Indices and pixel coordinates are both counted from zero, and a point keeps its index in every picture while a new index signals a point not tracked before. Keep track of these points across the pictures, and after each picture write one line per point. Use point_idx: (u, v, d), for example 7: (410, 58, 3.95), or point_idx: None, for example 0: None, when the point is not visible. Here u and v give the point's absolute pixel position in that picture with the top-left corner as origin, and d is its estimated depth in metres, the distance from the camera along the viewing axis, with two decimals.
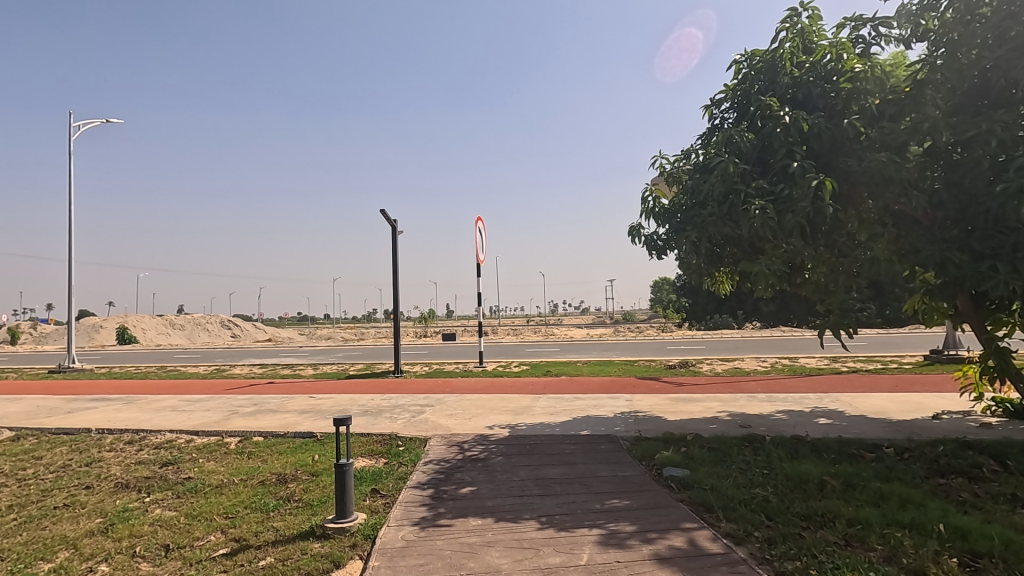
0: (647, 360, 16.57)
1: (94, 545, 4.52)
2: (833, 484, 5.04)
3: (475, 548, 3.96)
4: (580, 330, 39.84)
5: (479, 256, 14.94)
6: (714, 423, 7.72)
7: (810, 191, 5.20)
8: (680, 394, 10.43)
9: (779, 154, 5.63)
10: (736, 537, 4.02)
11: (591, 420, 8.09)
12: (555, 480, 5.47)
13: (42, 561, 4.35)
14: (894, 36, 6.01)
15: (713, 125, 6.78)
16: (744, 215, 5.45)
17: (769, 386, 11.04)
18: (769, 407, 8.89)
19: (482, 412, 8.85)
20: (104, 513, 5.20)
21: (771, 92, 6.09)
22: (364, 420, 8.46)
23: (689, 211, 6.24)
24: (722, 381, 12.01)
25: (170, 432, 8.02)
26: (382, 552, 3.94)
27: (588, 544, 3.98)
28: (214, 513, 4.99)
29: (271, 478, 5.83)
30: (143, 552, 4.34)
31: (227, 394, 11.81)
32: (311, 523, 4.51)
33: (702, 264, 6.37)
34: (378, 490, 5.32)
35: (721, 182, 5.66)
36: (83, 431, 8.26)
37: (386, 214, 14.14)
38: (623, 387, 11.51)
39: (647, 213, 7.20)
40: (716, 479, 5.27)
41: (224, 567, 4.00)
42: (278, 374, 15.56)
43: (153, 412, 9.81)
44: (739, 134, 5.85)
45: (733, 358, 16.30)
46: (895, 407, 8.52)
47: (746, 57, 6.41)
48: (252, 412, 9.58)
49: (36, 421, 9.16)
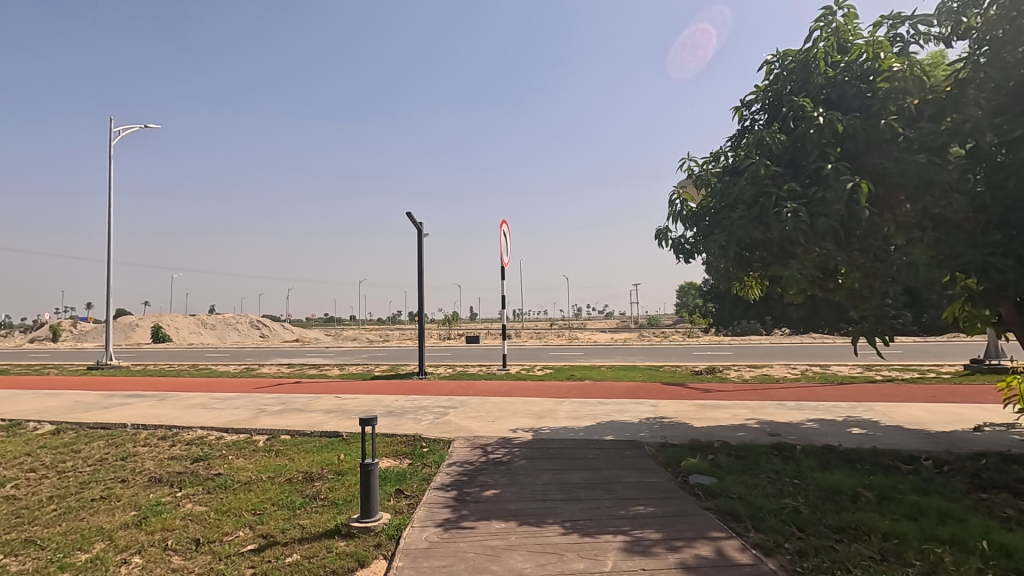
0: (673, 365, 16.38)
1: (129, 538, 4.64)
2: (867, 496, 4.88)
3: (497, 551, 3.94)
4: (603, 334, 39.63)
5: (503, 259, 14.96)
6: (742, 430, 7.59)
7: (844, 194, 5.04)
8: (707, 400, 10.25)
9: (812, 156, 5.50)
10: (766, 548, 3.91)
11: (615, 425, 8.01)
12: (578, 485, 5.43)
13: (79, 551, 4.49)
14: (934, 35, 5.82)
15: (743, 126, 6.64)
16: (775, 219, 5.34)
17: (798, 394, 10.78)
18: (800, 415, 8.66)
19: (506, 415, 8.88)
20: (139, 507, 5.35)
21: (804, 92, 6.01)
22: (388, 421, 8.52)
23: (718, 214, 6.15)
24: (750, 388, 11.79)
25: (201, 428, 8.22)
26: (406, 553, 3.95)
27: (612, 550, 3.93)
28: (243, 509, 5.09)
29: (297, 476, 5.92)
30: (175, 545, 4.45)
31: (255, 393, 12.01)
32: (337, 522, 4.56)
33: (730, 269, 6.25)
34: (402, 490, 5.36)
35: (751, 185, 5.62)
36: (119, 426, 8.53)
37: (413, 218, 14.39)
38: (648, 392, 11.40)
39: (675, 216, 7.05)
40: (745, 488, 5.15)
41: (252, 562, 4.07)
42: (306, 374, 15.87)
43: (184, 408, 10.09)
44: (771, 135, 5.77)
45: (762, 365, 15.94)
46: (932, 417, 8.23)
47: (779, 58, 6.30)
48: (279, 410, 9.75)
49: (76, 415, 9.51)
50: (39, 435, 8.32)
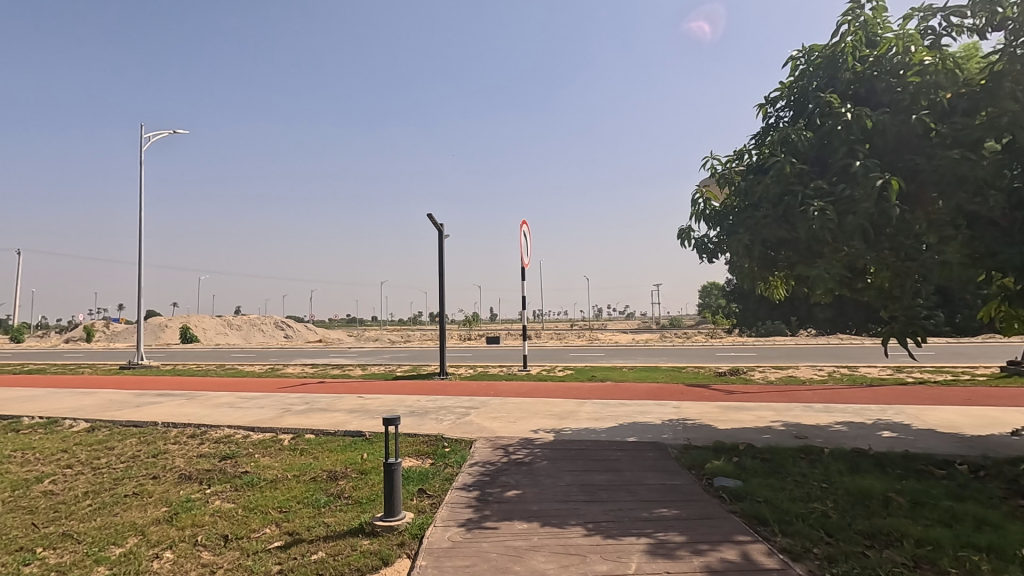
0: (695, 366, 16.19)
1: (160, 533, 4.77)
2: (899, 501, 4.76)
3: (520, 551, 3.95)
4: (625, 335, 39.33)
5: (524, 260, 14.97)
6: (767, 433, 7.46)
7: (874, 191, 4.93)
8: (731, 402, 10.11)
9: (840, 153, 5.37)
10: (794, 553, 3.84)
11: (637, 427, 7.95)
12: (601, 486, 5.40)
13: (113, 546, 4.62)
14: (967, 26, 5.65)
15: (768, 124, 6.54)
16: (801, 217, 5.23)
17: (825, 396, 10.55)
18: (827, 418, 8.48)
19: (527, 416, 8.88)
20: (169, 503, 5.48)
21: (831, 88, 5.89)
22: (410, 421, 8.59)
23: (742, 213, 6.07)
24: (775, 390, 11.58)
25: (229, 427, 8.39)
26: (429, 552, 3.98)
27: (636, 553, 3.90)
28: (270, 507, 5.18)
29: (322, 475, 6.00)
30: (204, 541, 4.55)
31: (280, 393, 12.21)
32: (361, 521, 4.61)
33: (755, 268, 6.15)
34: (424, 490, 5.39)
35: (776, 183, 5.54)
36: (150, 424, 8.76)
37: (434, 219, 14.52)
38: (670, 393, 11.29)
39: (697, 216, 6.94)
40: (771, 492, 5.06)
41: (279, 559, 4.14)
42: (329, 374, 16.09)
43: (212, 407, 10.31)
44: (797, 132, 5.65)
45: (787, 366, 15.65)
46: (967, 421, 7.98)
47: (804, 53, 6.18)
48: (303, 409, 9.90)
49: (109, 413, 9.80)
50: (74, 432, 8.59)
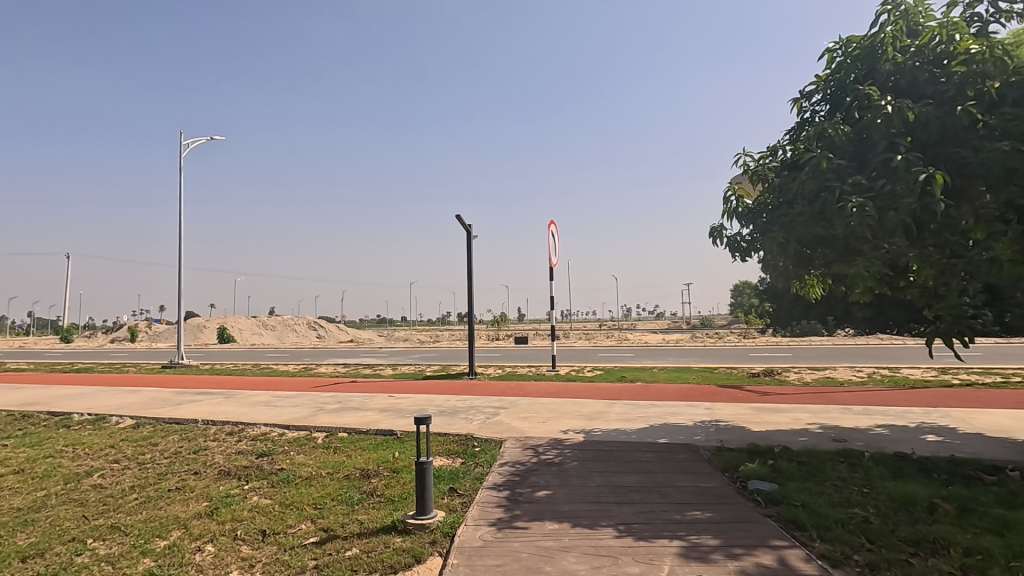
0: (728, 367, 15.89)
1: (202, 527, 4.93)
2: (945, 508, 4.57)
3: (551, 551, 3.94)
4: (655, 335, 38.84)
5: (552, 260, 14.95)
6: (804, 435, 7.27)
7: (916, 186, 4.74)
8: (765, 403, 9.89)
9: (880, 147, 5.19)
10: (833, 559, 3.73)
11: (668, 428, 7.84)
12: (632, 487, 5.35)
13: (158, 538, 4.81)
14: (1017, 12, 5.39)
15: (803, 119, 6.37)
16: (839, 214, 5.06)
17: (865, 398, 10.21)
18: (867, 420, 8.21)
19: (557, 416, 8.86)
20: (210, 498, 5.67)
21: (870, 81, 5.73)
22: (440, 420, 8.67)
23: (776, 210, 5.94)
24: (812, 391, 11.28)
25: (265, 425, 8.61)
26: (461, 551, 4.01)
27: (668, 555, 3.85)
28: (305, 503, 5.30)
29: (355, 473, 6.11)
30: (244, 535, 4.69)
31: (314, 392, 12.47)
32: (394, 518, 4.68)
33: (790, 267, 6.01)
34: (455, 489, 5.44)
35: (811, 179, 5.38)
36: (191, 422, 9.05)
37: (462, 220, 14.64)
38: (702, 394, 11.11)
39: (730, 213, 6.81)
40: (808, 496, 4.93)
41: (315, 554, 4.23)
42: (361, 374, 16.36)
43: (249, 406, 10.60)
44: (834, 126, 5.46)
45: (825, 367, 15.22)
46: (1019, 425, 7.62)
47: (841, 45, 6.00)
48: (336, 408, 10.09)
49: (153, 411, 10.17)
50: (121, 429, 8.95)
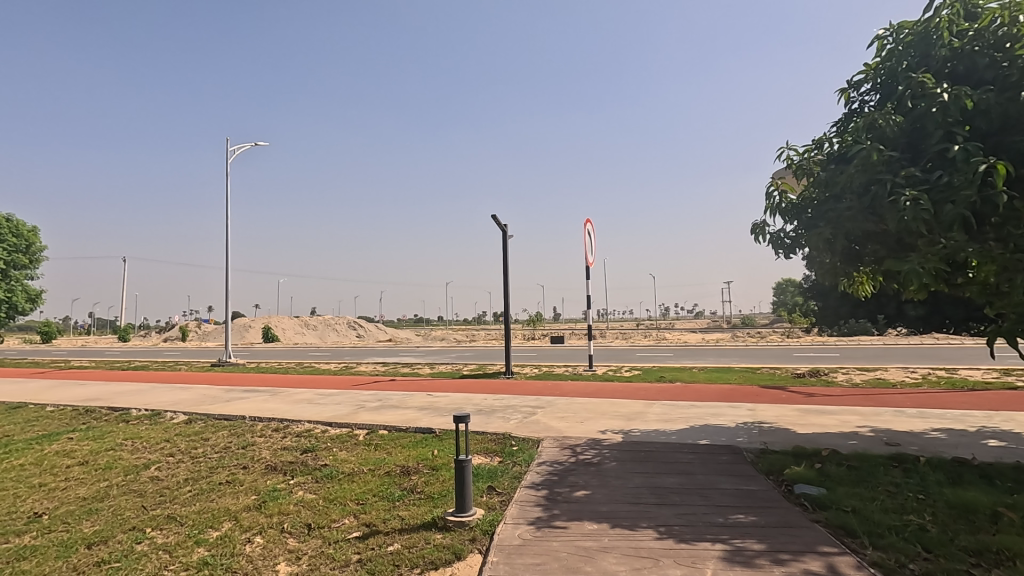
0: (772, 367, 15.43)
1: (251, 519, 5.12)
2: (1011, 517, 4.32)
3: (590, 552, 3.92)
4: (694, 335, 38.06)
5: (588, 259, 14.85)
6: (854, 439, 7.00)
7: (976, 177, 4.50)
8: (811, 405, 9.57)
9: (935, 137, 4.96)
10: (886, 568, 3.59)
11: (709, 430, 7.68)
12: (672, 489, 5.27)
13: (210, 529, 5.02)
14: None
15: (851, 109, 6.13)
16: (892, 208, 4.84)
17: (919, 400, 9.74)
18: (922, 424, 7.83)
19: (594, 416, 8.80)
20: (258, 492, 5.88)
21: (924, 68, 5.47)
22: (478, 419, 8.73)
23: (823, 205, 5.75)
24: (862, 393, 10.83)
25: (309, 422, 8.87)
26: (500, 548, 4.04)
27: (711, 559, 3.78)
28: (348, 498, 5.44)
29: (395, 470, 6.23)
30: (290, 528, 4.85)
31: (354, 391, 12.76)
32: (434, 515, 4.75)
33: (838, 264, 5.80)
34: (494, 487, 5.48)
35: (861, 173, 5.17)
36: (239, 418, 9.41)
37: (498, 220, 14.70)
38: (745, 395, 10.82)
39: (773, 209, 6.58)
40: (859, 502, 4.75)
41: (358, 548, 4.34)
42: (400, 372, 16.64)
43: (293, 403, 10.93)
44: (885, 117, 5.24)
45: (875, 368, 14.59)
46: None
47: (892, 31, 5.74)
48: (376, 406, 10.30)
49: (204, 407, 10.62)
50: (175, 424, 9.38)
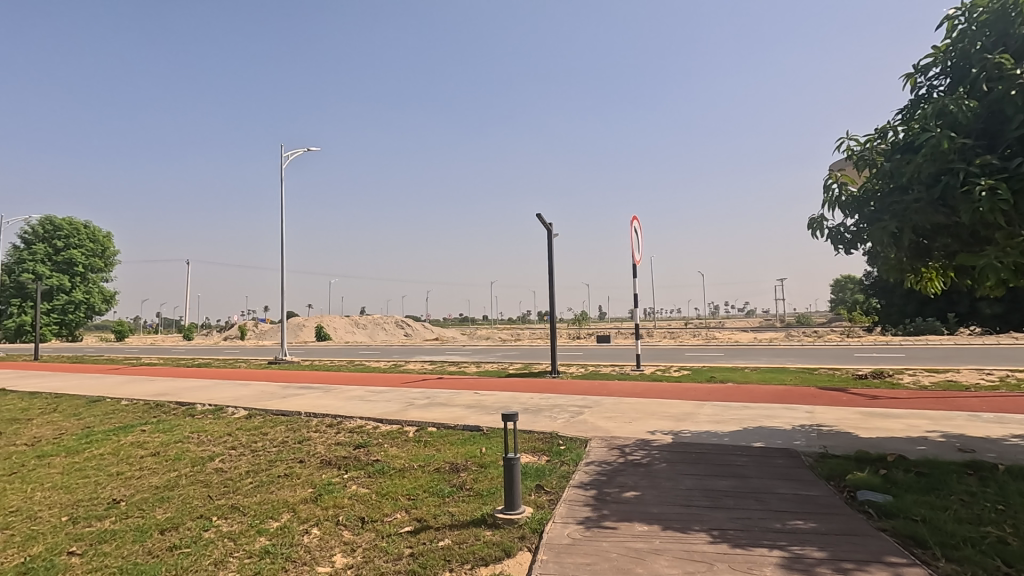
0: (831, 368, 14.75)
1: (308, 511, 5.32)
2: None
3: (641, 553, 3.86)
4: (747, 334, 36.83)
5: (635, 257, 14.62)
6: (922, 444, 6.61)
7: None
8: (874, 408, 9.10)
9: (1015, 122, 4.60)
10: None
11: (764, 432, 7.42)
12: (725, 492, 5.13)
13: (270, 519, 5.25)
14: None
15: (918, 95, 5.77)
16: (965, 199, 4.55)
17: (996, 404, 9.09)
18: (1000, 429, 7.30)
19: (643, 417, 8.66)
20: (314, 485, 6.10)
21: (1001, 48, 5.08)
22: (525, 418, 8.76)
23: (887, 198, 5.46)
24: (931, 395, 10.21)
25: (361, 418, 9.12)
26: (550, 547, 4.04)
27: (768, 565, 3.66)
28: (399, 494, 5.56)
29: (445, 466, 6.33)
30: (345, 521, 5.01)
31: (403, 388, 13.02)
32: (483, 512, 4.80)
33: (905, 259, 5.49)
34: (542, 486, 5.48)
35: (930, 162, 4.80)
36: (295, 414, 9.78)
37: (543, 219, 14.67)
38: (802, 397, 10.40)
39: (832, 203, 6.32)
40: (929, 510, 4.48)
41: (410, 542, 4.43)
42: (447, 371, 16.87)
43: (346, 400, 11.27)
44: (957, 102, 4.89)
45: (946, 369, 13.71)
46: None
47: (965, 10, 5.34)
48: (424, 404, 10.48)
49: (262, 403, 11.09)
50: (236, 418, 9.84)
